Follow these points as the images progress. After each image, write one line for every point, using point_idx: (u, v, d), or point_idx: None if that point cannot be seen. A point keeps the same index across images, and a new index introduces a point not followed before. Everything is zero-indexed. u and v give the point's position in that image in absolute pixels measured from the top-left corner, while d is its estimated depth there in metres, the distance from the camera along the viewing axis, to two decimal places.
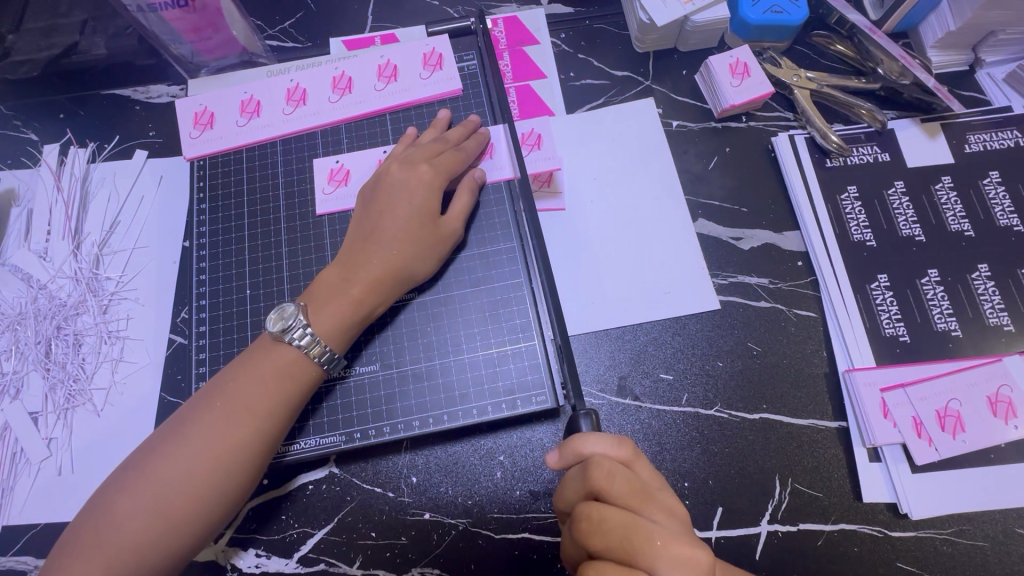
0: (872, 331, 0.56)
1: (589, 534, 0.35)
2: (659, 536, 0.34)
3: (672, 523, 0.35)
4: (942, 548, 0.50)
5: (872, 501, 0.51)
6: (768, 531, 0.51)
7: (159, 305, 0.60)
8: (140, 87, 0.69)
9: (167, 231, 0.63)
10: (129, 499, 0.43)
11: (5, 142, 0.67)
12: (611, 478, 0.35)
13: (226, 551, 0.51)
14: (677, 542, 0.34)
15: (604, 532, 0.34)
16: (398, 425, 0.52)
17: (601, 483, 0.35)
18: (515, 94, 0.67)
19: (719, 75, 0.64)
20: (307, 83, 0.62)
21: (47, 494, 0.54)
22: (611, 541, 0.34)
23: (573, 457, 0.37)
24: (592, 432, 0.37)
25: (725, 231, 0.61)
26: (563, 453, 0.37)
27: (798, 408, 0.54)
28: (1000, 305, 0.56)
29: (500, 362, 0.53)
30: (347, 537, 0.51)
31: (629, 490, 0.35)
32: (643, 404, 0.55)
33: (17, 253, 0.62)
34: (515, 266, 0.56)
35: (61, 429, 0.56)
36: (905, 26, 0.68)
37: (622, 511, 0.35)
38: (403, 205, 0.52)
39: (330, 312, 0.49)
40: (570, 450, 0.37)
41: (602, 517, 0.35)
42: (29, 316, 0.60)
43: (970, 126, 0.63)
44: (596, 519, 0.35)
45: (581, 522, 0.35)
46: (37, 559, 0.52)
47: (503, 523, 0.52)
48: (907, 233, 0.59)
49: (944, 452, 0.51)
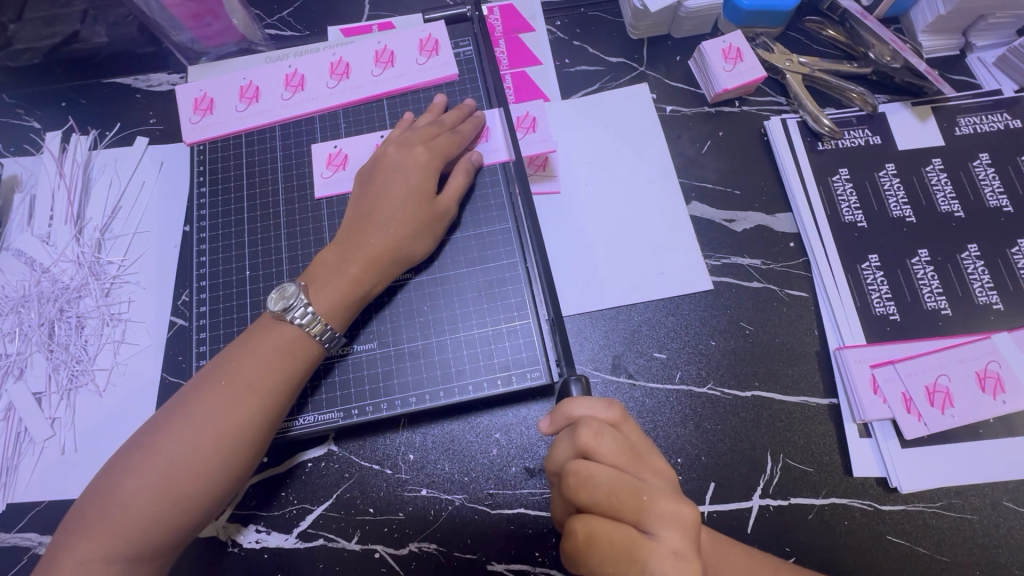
0: (863, 310, 0.56)
1: (578, 490, 0.35)
2: (646, 492, 0.35)
3: (660, 481, 0.36)
4: (931, 521, 0.50)
5: (862, 476, 0.52)
6: (760, 505, 0.51)
7: (160, 288, 0.61)
8: (141, 75, 0.69)
9: (168, 216, 0.64)
10: (133, 476, 0.43)
11: (7, 129, 0.68)
12: (599, 438, 0.36)
13: (227, 527, 0.52)
14: (664, 498, 0.35)
15: (592, 488, 0.35)
16: (396, 402, 0.53)
17: (589, 441, 0.36)
18: (510, 81, 0.68)
19: (712, 60, 0.64)
20: (305, 69, 0.63)
21: (51, 472, 0.55)
22: (599, 496, 0.35)
23: (563, 420, 0.39)
24: (581, 398, 0.39)
25: (718, 213, 0.62)
26: (554, 417, 0.39)
27: (790, 385, 0.55)
28: (990, 284, 0.56)
29: (495, 340, 0.54)
30: (346, 513, 0.52)
31: (617, 450, 0.36)
32: (636, 381, 0.56)
33: (20, 238, 0.63)
34: (510, 247, 0.56)
35: (64, 409, 0.57)
36: (897, 12, 0.69)
37: (610, 468, 0.36)
38: (400, 186, 0.53)
39: (328, 290, 0.49)
40: (561, 413, 0.39)
41: (591, 474, 0.35)
42: (32, 299, 0.61)
43: (960, 109, 0.63)
44: (584, 475, 0.35)
45: (569, 478, 0.36)
46: (42, 535, 0.53)
47: (499, 499, 0.52)
48: (898, 214, 0.60)
49: (933, 427, 0.52)
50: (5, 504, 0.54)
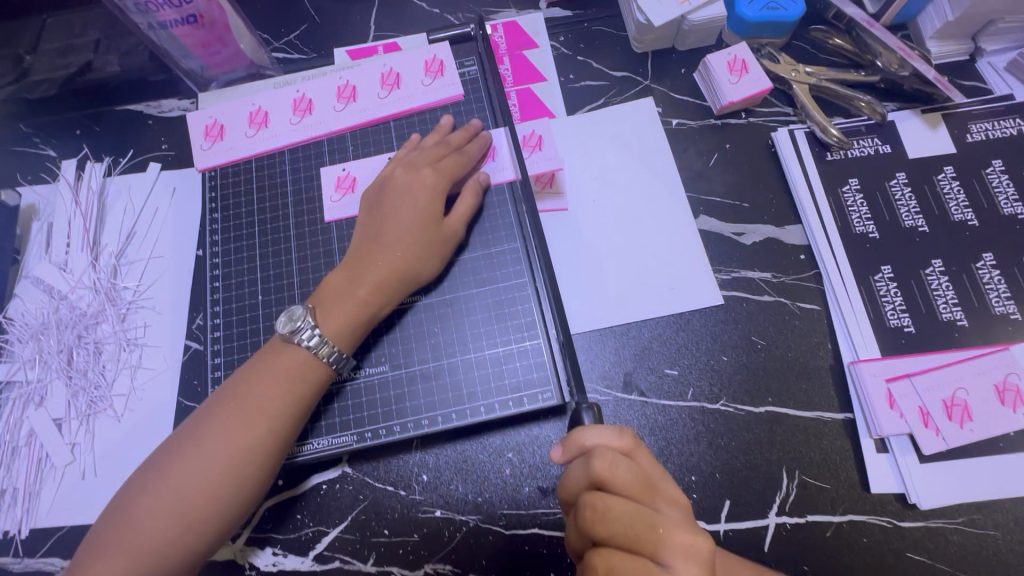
0: (876, 322, 0.56)
1: (594, 523, 0.36)
2: (662, 524, 0.35)
3: (675, 511, 0.37)
4: (952, 537, 0.50)
5: (880, 492, 0.51)
6: (777, 523, 0.51)
7: (175, 312, 0.62)
8: (153, 101, 0.71)
9: (181, 241, 0.65)
10: (148, 499, 0.44)
11: (25, 159, 0.70)
12: (614, 468, 0.36)
13: (244, 550, 0.53)
14: (679, 529, 0.35)
15: (608, 520, 0.35)
16: (408, 424, 0.53)
17: (603, 472, 0.36)
18: (515, 98, 0.68)
19: (717, 73, 0.64)
20: (312, 93, 0.64)
21: (72, 498, 0.56)
22: (615, 529, 0.35)
23: (576, 450, 0.39)
24: (591, 427, 0.39)
25: (727, 226, 0.62)
26: (566, 447, 0.40)
27: (804, 400, 0.55)
28: (1006, 294, 0.56)
29: (506, 360, 0.54)
30: (361, 535, 0.53)
31: (632, 480, 0.37)
32: (648, 399, 0.56)
33: (38, 265, 0.64)
34: (519, 266, 0.57)
35: (83, 434, 0.58)
36: (903, 18, 0.68)
37: (626, 500, 0.36)
38: (408, 208, 0.53)
39: (338, 314, 0.50)
40: (574, 443, 0.39)
41: (606, 506, 0.36)
42: (51, 325, 0.62)
43: (971, 115, 0.63)
44: (600, 507, 0.36)
45: (585, 511, 0.36)
46: (63, 560, 0.54)
47: (513, 519, 0.52)
48: (910, 224, 0.59)
49: (951, 442, 0.51)
50: (28, 529, 0.55)
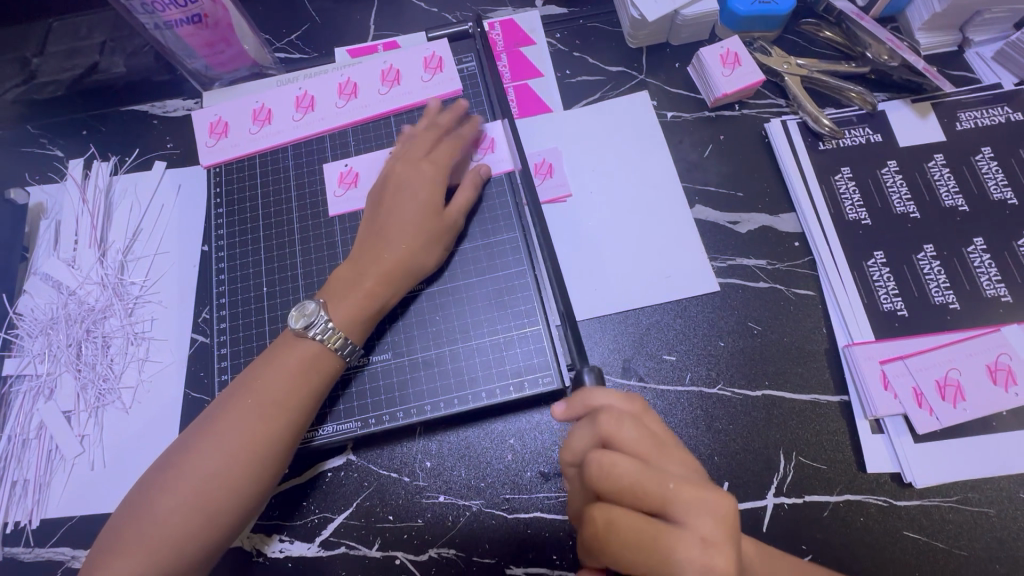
0: (869, 306, 0.57)
1: (601, 480, 0.37)
2: (671, 481, 0.35)
3: (683, 471, 0.37)
4: (948, 515, 0.50)
5: (876, 472, 0.52)
6: (775, 504, 0.52)
7: (182, 306, 0.63)
8: (156, 102, 0.72)
9: (187, 237, 0.67)
10: (168, 493, 0.45)
11: (33, 159, 0.71)
12: (620, 426, 0.39)
13: (252, 537, 0.53)
14: (689, 487, 0.35)
15: (613, 477, 0.37)
16: (412, 411, 0.54)
17: (610, 430, 0.39)
18: (514, 93, 0.70)
19: (710, 66, 0.66)
20: (315, 91, 0.65)
21: (82, 488, 0.57)
22: (620, 486, 0.36)
23: (583, 408, 0.42)
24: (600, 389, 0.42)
25: (722, 216, 0.63)
26: (572, 405, 0.42)
27: (800, 383, 0.56)
28: (997, 277, 0.57)
29: (508, 347, 0.55)
30: (366, 521, 0.54)
31: (639, 439, 0.38)
32: (647, 384, 0.57)
33: (47, 262, 0.66)
34: (519, 255, 0.58)
35: (93, 426, 0.59)
36: (892, 11, 0.69)
37: (632, 459, 0.37)
38: (410, 200, 0.55)
39: (346, 305, 0.51)
40: (581, 401, 0.42)
41: (614, 464, 0.37)
42: (60, 320, 0.63)
43: (960, 104, 0.64)
44: (606, 464, 0.37)
45: (592, 467, 0.37)
46: (74, 550, 0.54)
47: (516, 503, 0.53)
48: (902, 211, 0.60)
49: (945, 421, 0.52)
50: (39, 519, 0.56)
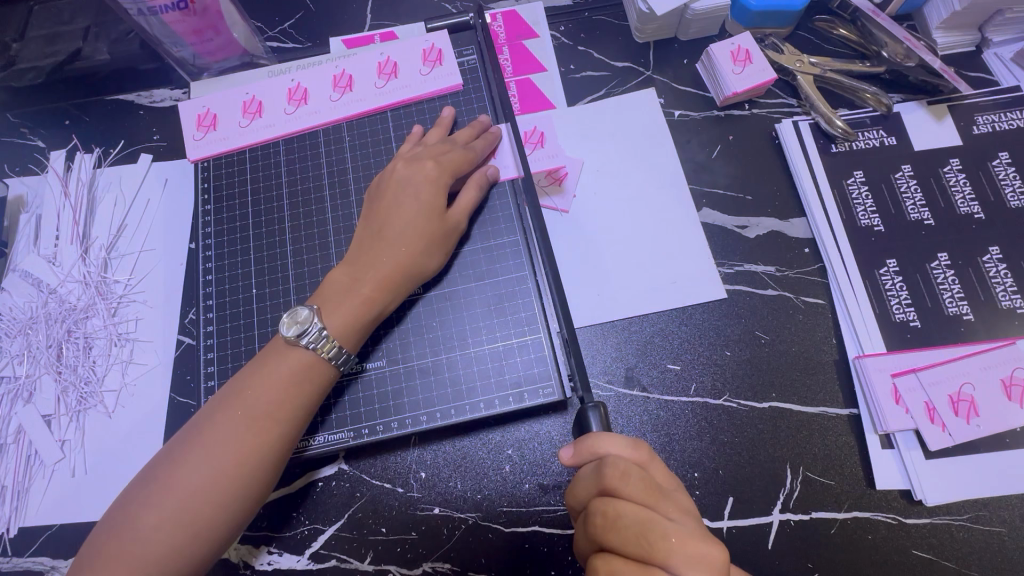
0: (882, 317, 0.55)
1: (606, 531, 0.36)
2: (673, 533, 0.35)
3: (687, 520, 0.37)
4: (958, 534, 0.49)
5: (885, 488, 0.50)
6: (780, 520, 0.50)
7: (167, 306, 0.61)
8: (144, 91, 0.69)
9: (173, 233, 0.64)
10: (151, 509, 0.43)
11: (13, 150, 0.68)
12: (625, 479, 0.37)
13: (239, 549, 0.52)
14: (690, 539, 0.35)
15: (618, 527, 0.36)
16: (406, 421, 0.52)
17: (615, 481, 0.37)
18: (515, 88, 0.67)
19: (720, 63, 0.63)
20: (308, 82, 0.62)
21: (61, 497, 0.54)
22: (626, 537, 0.36)
23: (589, 455, 0.39)
24: (604, 433, 0.39)
25: (729, 219, 0.61)
26: (578, 450, 0.40)
27: (808, 396, 0.54)
28: (1013, 288, 0.55)
29: (507, 355, 0.53)
30: (358, 533, 0.52)
31: (643, 489, 0.37)
32: (650, 394, 0.55)
33: (27, 258, 0.63)
34: (520, 259, 0.56)
35: (74, 431, 0.57)
36: (909, 9, 0.67)
37: (637, 507, 0.36)
38: (409, 203, 0.52)
39: (340, 311, 0.48)
40: (586, 448, 0.39)
41: (618, 515, 0.36)
42: (40, 320, 0.60)
43: (978, 107, 0.62)
44: (611, 515, 0.36)
45: (596, 517, 0.37)
46: (53, 559, 0.52)
47: (513, 517, 0.51)
48: (915, 217, 0.58)
49: (958, 437, 0.50)
50: (17, 527, 0.54)
